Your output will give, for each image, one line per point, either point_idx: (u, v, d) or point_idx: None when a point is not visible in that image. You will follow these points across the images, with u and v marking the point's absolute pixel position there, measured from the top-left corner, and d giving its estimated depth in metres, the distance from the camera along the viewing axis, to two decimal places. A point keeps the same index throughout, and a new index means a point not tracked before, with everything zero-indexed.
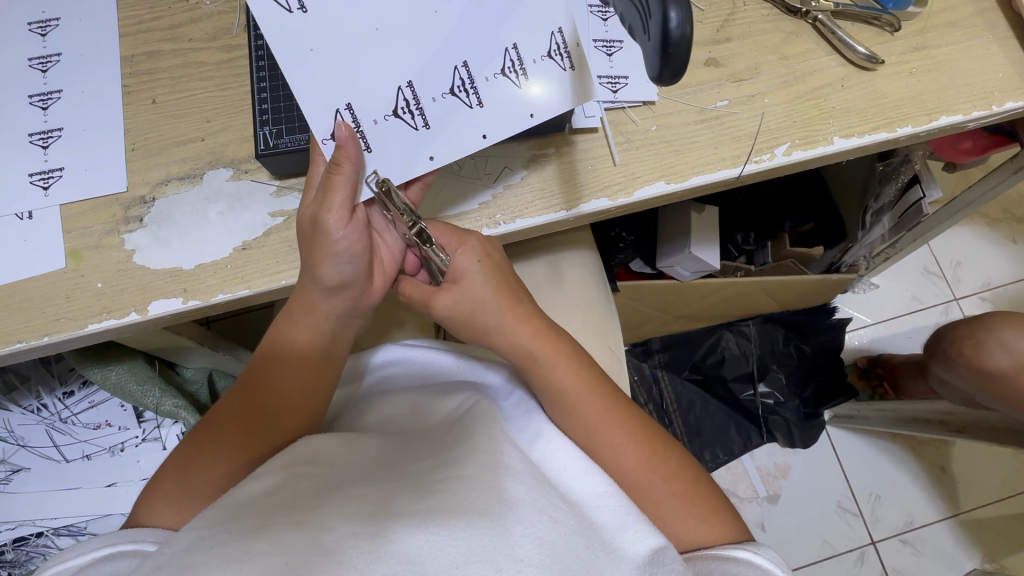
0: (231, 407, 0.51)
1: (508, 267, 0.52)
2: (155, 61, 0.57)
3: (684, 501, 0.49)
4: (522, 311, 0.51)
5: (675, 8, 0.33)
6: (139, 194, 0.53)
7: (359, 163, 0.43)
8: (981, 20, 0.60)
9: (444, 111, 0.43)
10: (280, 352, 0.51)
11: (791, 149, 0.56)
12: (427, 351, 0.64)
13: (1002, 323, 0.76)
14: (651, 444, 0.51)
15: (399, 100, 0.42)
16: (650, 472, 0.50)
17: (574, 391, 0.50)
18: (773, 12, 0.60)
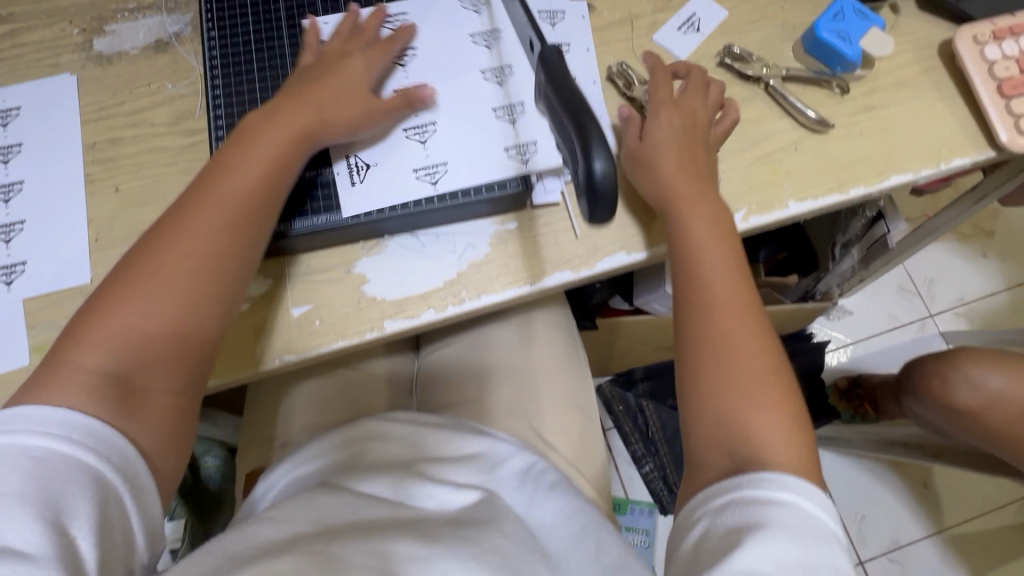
0: (128, 278, 0.46)
1: (699, 154, 0.55)
2: (117, 148, 0.57)
3: (772, 403, 0.48)
4: (705, 205, 0.53)
5: (598, 158, 0.35)
6: (104, 284, 0.53)
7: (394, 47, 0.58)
8: (926, 79, 0.62)
9: (377, 184, 0.55)
10: (204, 182, 0.50)
11: (748, 215, 0.58)
12: (408, 423, 0.62)
13: (968, 360, 0.78)
14: (750, 318, 0.51)
15: (349, 164, 0.55)
16: (741, 381, 0.48)
17: (721, 281, 0.51)
18: (726, 77, 0.62)
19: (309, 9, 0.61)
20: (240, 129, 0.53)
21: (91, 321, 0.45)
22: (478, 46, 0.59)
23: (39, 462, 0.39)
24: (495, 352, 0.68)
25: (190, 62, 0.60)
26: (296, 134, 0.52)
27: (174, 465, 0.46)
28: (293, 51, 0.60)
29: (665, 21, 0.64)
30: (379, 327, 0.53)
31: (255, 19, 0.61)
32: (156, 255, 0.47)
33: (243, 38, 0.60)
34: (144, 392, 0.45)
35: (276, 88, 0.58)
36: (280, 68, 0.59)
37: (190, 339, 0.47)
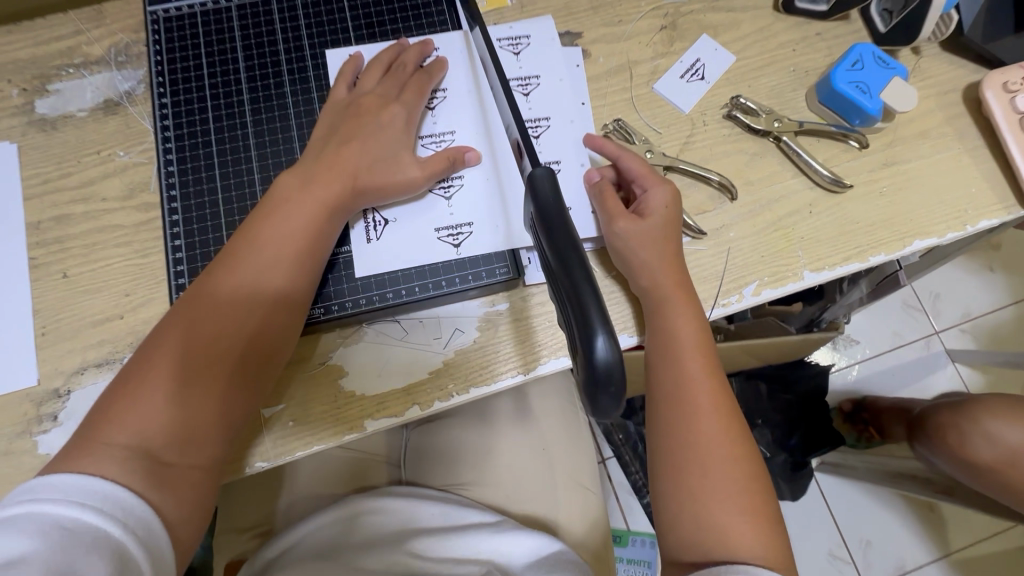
0: (164, 347, 0.42)
1: (672, 229, 0.49)
2: (65, 227, 0.52)
3: (749, 509, 0.44)
4: (682, 289, 0.48)
5: (601, 339, 0.29)
6: (53, 385, 0.48)
7: (428, 88, 0.53)
8: (951, 128, 0.57)
9: (389, 247, 0.51)
10: (242, 245, 0.45)
11: (760, 288, 0.53)
12: (405, 496, 0.61)
13: (987, 412, 0.74)
14: (727, 415, 0.46)
15: (368, 222, 0.51)
16: (718, 484, 0.44)
17: (695, 376, 0.47)
18: (734, 131, 0.56)
19: (273, 66, 0.55)
20: (273, 191, 0.48)
21: (127, 393, 0.41)
22: (462, 108, 0.54)
23: (70, 534, 0.35)
24: (491, 428, 0.67)
25: (143, 125, 0.55)
26: (342, 197, 0.48)
27: (195, 535, 0.42)
28: (255, 115, 0.54)
29: (667, 68, 0.58)
30: (359, 428, 0.48)
31: (213, 82, 0.55)
32: (193, 325, 0.43)
33: (199, 103, 0.54)
34: (183, 472, 0.41)
35: (236, 160, 0.53)
36: (241, 136, 0.54)
37: (201, 435, 0.42)
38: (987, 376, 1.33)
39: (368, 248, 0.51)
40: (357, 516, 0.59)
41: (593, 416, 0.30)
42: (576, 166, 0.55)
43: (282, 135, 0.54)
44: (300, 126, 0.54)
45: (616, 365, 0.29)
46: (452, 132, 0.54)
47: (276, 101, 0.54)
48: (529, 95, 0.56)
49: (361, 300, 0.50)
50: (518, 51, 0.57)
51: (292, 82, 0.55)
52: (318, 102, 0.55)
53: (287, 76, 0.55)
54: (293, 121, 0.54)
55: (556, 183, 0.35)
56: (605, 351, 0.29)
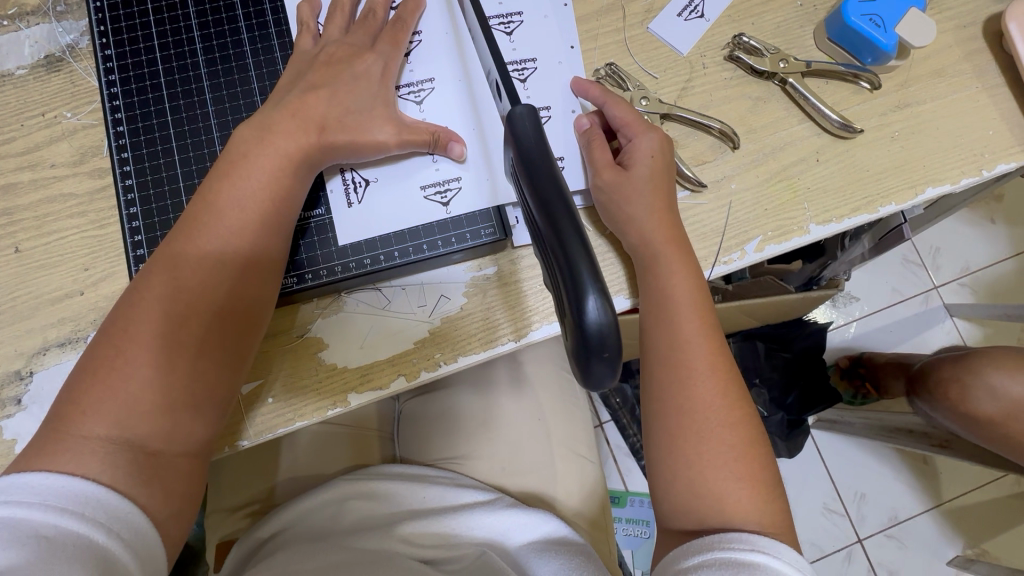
0: (128, 328, 0.39)
1: (668, 183, 0.46)
2: (12, 197, 0.48)
3: (745, 470, 0.42)
4: (680, 252, 0.45)
5: (591, 296, 0.26)
6: (13, 367, 0.45)
7: (399, 31, 0.48)
8: (969, 66, 0.53)
9: (369, 210, 0.47)
10: (203, 214, 0.42)
11: (763, 244, 0.50)
12: (395, 479, 0.59)
13: (990, 364, 0.73)
14: (725, 381, 0.44)
15: (345, 181, 0.47)
16: (714, 449, 0.42)
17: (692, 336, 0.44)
18: (736, 74, 0.52)
19: (227, 10, 0.50)
20: (230, 152, 0.44)
21: (94, 380, 0.38)
22: (440, 53, 0.50)
23: (49, 543, 0.33)
24: (484, 401, 0.65)
25: (90, 82, 0.50)
26: (312, 152, 0.44)
27: (183, 529, 0.40)
28: (210, 67, 0.49)
29: (663, 5, 0.53)
30: (342, 403, 0.46)
31: (161, 31, 0.50)
32: (157, 304, 0.40)
33: (147, 56, 0.49)
34: (169, 461, 0.39)
35: (193, 119, 0.48)
36: (196, 91, 0.49)
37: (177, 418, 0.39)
38: (984, 329, 1.32)
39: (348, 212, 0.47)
40: (349, 498, 0.57)
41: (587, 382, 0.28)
42: (565, 112, 0.50)
43: (242, 89, 0.49)
44: (260, 78, 0.49)
45: (610, 328, 0.26)
46: (431, 79, 0.49)
47: (233, 50, 0.49)
48: (511, 34, 0.51)
49: (338, 266, 0.46)
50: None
51: (249, 29, 0.50)
52: (279, 51, 0.50)
53: (243, 22, 0.50)
54: (253, 73, 0.49)
55: (539, 122, 0.31)
56: (598, 312, 0.26)
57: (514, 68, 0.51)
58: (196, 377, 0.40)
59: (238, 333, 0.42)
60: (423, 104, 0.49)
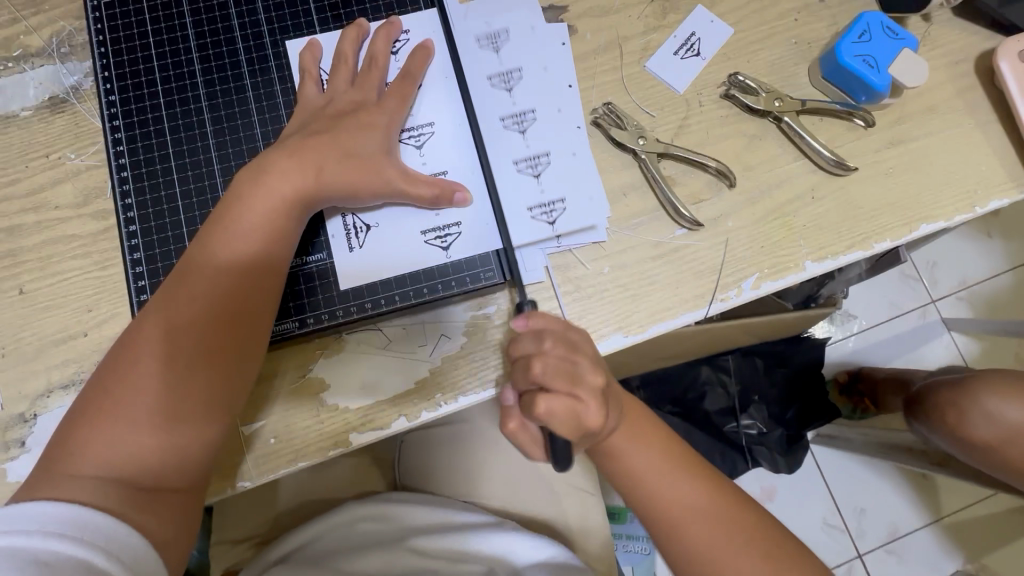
0: (124, 369, 0.40)
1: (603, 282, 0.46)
2: (16, 239, 0.48)
3: (761, 549, 0.44)
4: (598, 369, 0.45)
5: None
6: (17, 410, 0.46)
7: (404, 80, 0.49)
8: (962, 102, 0.54)
9: (369, 255, 0.48)
10: (199, 254, 0.43)
11: (759, 281, 0.50)
12: (399, 501, 0.60)
13: (986, 389, 0.73)
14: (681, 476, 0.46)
15: (346, 225, 0.48)
16: (711, 533, 0.44)
17: (654, 463, 0.46)
18: (732, 112, 0.53)
19: (229, 53, 0.51)
20: (229, 193, 0.44)
21: (92, 420, 0.39)
22: (440, 96, 0.50)
23: (49, 568, 0.34)
24: (484, 433, 0.64)
25: (94, 123, 0.50)
26: (307, 193, 0.44)
27: (183, 552, 0.41)
28: (213, 111, 0.50)
29: (659, 44, 0.54)
30: (344, 443, 0.46)
31: (164, 75, 0.51)
32: (152, 344, 0.40)
33: (150, 99, 0.50)
34: (166, 496, 0.40)
35: (195, 161, 0.49)
36: (198, 135, 0.49)
37: (170, 459, 0.40)
38: (982, 344, 1.33)
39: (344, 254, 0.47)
40: (354, 521, 0.58)
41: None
42: (565, 156, 0.51)
43: (244, 132, 0.50)
44: (262, 122, 0.50)
45: None
46: (431, 123, 0.50)
47: (235, 94, 0.50)
48: (511, 88, 0.51)
49: (340, 311, 0.47)
50: (497, 47, 0.52)
51: (251, 72, 0.50)
52: (281, 94, 0.50)
53: (245, 66, 0.51)
54: (254, 116, 0.50)
55: None
56: None
57: (513, 119, 0.51)
58: (189, 417, 0.40)
59: (231, 373, 0.42)
60: (424, 149, 0.49)
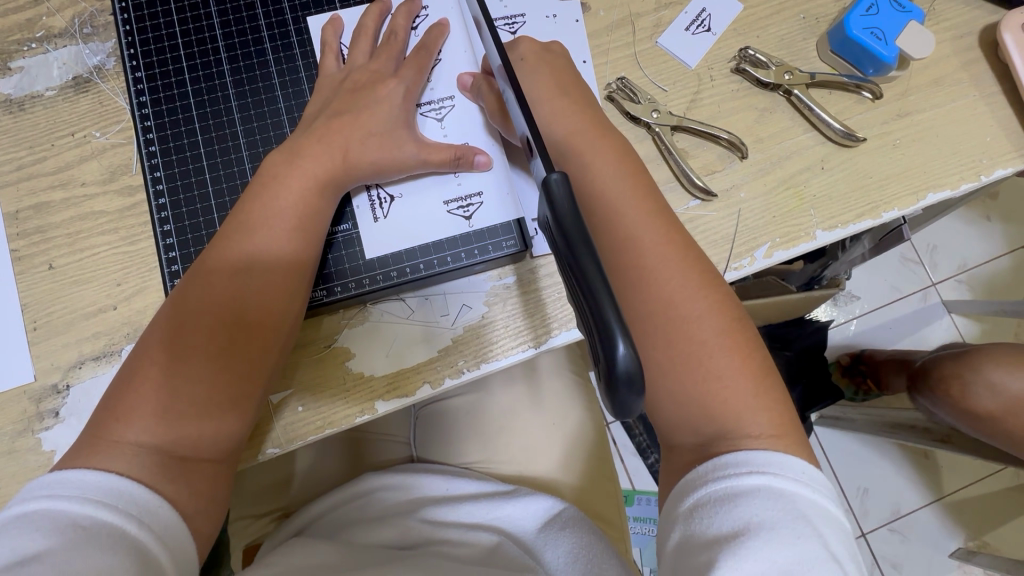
0: (162, 340, 0.41)
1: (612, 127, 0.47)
2: (45, 216, 0.49)
3: (750, 375, 0.41)
4: (611, 149, 0.46)
5: (620, 338, 0.25)
6: (50, 381, 0.47)
7: (424, 54, 0.50)
8: (966, 75, 0.55)
9: (395, 223, 0.49)
10: (232, 229, 0.44)
11: (771, 250, 0.51)
12: (417, 473, 0.61)
13: (989, 362, 0.75)
14: (700, 277, 0.43)
15: (371, 197, 0.49)
16: (716, 338, 0.41)
17: (658, 246, 0.43)
18: (743, 86, 0.54)
19: (252, 32, 0.52)
20: (261, 173, 0.46)
21: (131, 390, 0.40)
22: (459, 70, 0.51)
23: (85, 533, 0.34)
24: (501, 406, 0.66)
25: (118, 102, 0.51)
26: (337, 169, 0.46)
27: (212, 527, 0.41)
28: (238, 88, 0.51)
29: (671, 20, 0.55)
30: (370, 410, 0.48)
31: (189, 53, 0.51)
32: (189, 316, 0.41)
33: (176, 77, 0.51)
34: (197, 465, 0.40)
35: (221, 136, 0.50)
36: (224, 111, 0.50)
37: (204, 428, 0.40)
38: (982, 325, 1.35)
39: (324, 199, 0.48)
40: (374, 490, 0.60)
41: (616, 420, 0.27)
42: None
43: (268, 107, 0.51)
44: (285, 97, 0.51)
45: (636, 373, 0.25)
46: (451, 97, 0.51)
47: (259, 71, 0.51)
48: None
49: (365, 279, 0.48)
50: (514, 31, 0.54)
51: (274, 49, 0.51)
52: (304, 72, 0.51)
53: (268, 44, 0.52)
54: (278, 92, 0.51)
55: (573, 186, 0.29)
56: (627, 357, 0.25)
57: None
58: (222, 387, 0.41)
59: (264, 344, 0.43)
60: (444, 122, 0.50)
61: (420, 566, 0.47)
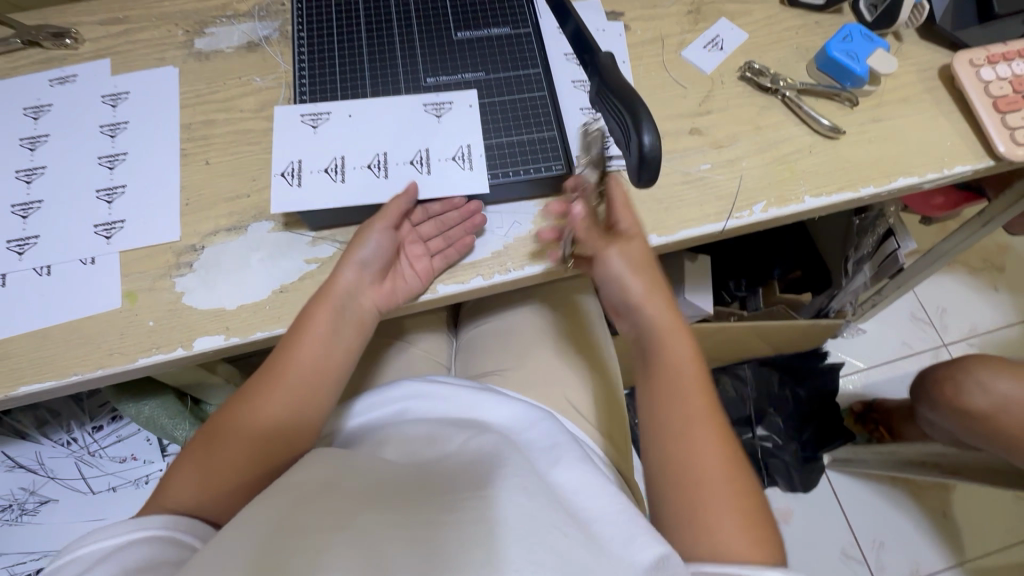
0: (212, 453, 0.51)
1: (650, 257, 0.58)
2: (209, 129, 0.65)
3: (740, 514, 0.47)
4: (655, 282, 0.57)
5: (647, 132, 0.43)
6: (190, 242, 0.60)
7: (512, 35, 0.66)
8: (929, 96, 0.69)
9: (404, 174, 0.60)
10: (291, 359, 0.54)
11: (767, 207, 0.63)
12: (442, 386, 0.64)
13: (980, 364, 0.81)
14: (723, 453, 0.49)
15: (416, 156, 0.60)
16: (711, 477, 0.48)
17: (688, 418, 0.51)
18: (747, 89, 0.69)
19: (386, 7, 0.68)
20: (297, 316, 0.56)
21: (193, 466, 0.50)
22: (537, 43, 0.66)
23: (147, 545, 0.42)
24: (527, 335, 0.74)
25: (277, 59, 0.69)
26: (318, 363, 0.54)
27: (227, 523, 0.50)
28: (369, 40, 0.66)
29: (692, 41, 0.72)
30: (432, 290, 0.59)
31: (337, 15, 0.68)
32: (226, 456, 0.50)
33: (324, 30, 0.67)
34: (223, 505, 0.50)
35: (352, 71, 0.65)
36: (357, 55, 0.66)
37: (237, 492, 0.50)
38: None
39: (335, 131, 0.61)
40: (410, 400, 0.64)
41: (642, 187, 0.46)
42: None
43: (388, 55, 0.66)
44: (402, 50, 0.66)
45: (656, 149, 0.43)
46: (451, 101, 0.62)
47: (386, 32, 0.67)
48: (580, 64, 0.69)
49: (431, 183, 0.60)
50: None
51: (399, 19, 0.68)
52: (418, 35, 0.67)
53: (396, 15, 0.68)
54: (398, 46, 0.66)
55: (616, 59, 0.47)
56: (650, 142, 0.43)
57: (579, 84, 0.67)
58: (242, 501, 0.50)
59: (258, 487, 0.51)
60: (442, 118, 0.62)
61: (430, 487, 0.47)
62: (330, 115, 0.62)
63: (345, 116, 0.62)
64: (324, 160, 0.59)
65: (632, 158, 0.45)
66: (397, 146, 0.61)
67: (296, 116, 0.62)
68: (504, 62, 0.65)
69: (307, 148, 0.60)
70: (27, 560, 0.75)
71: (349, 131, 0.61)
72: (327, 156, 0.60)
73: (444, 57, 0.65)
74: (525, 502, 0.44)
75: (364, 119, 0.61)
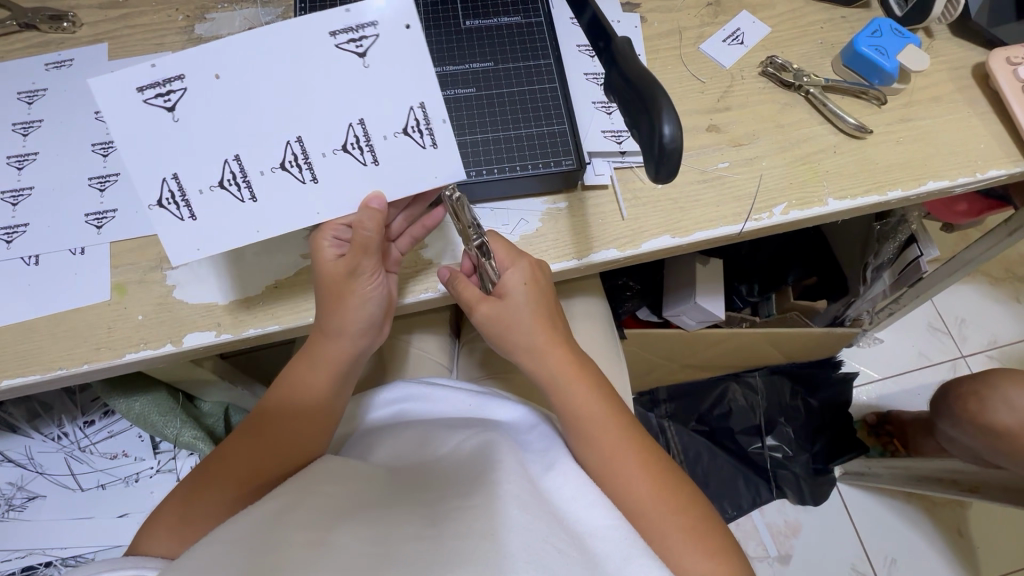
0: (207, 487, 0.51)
1: (552, 294, 0.55)
2: None
3: (691, 533, 0.48)
4: (554, 335, 0.54)
5: (667, 123, 0.40)
6: None
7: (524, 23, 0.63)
8: (962, 96, 0.66)
9: (343, 165, 0.48)
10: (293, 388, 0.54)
11: (788, 209, 0.60)
12: (429, 385, 0.62)
13: (1007, 380, 0.77)
14: (656, 475, 0.51)
15: (352, 137, 0.47)
16: (654, 504, 0.49)
17: (619, 455, 0.51)
18: (768, 85, 0.66)
19: None
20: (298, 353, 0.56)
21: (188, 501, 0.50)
22: (549, 33, 0.63)
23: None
24: None
25: None
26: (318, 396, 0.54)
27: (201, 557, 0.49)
28: None
29: (711, 34, 0.69)
30: (433, 288, 0.58)
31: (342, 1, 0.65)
32: (207, 509, 0.49)
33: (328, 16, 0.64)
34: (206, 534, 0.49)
35: None
36: None
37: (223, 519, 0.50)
38: None
39: (204, 119, 0.45)
40: (404, 401, 0.61)
41: (660, 183, 0.43)
42: None
43: None
44: None
45: (678, 142, 0.40)
46: (371, 25, 0.45)
47: None
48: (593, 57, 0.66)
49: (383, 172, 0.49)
50: None
51: None
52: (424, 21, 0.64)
53: None
54: None
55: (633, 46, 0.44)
56: (671, 134, 0.40)
57: (592, 77, 0.65)
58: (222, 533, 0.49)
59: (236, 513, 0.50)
60: (367, 57, 0.45)
61: (419, 498, 0.45)
62: (185, 83, 0.44)
63: (211, 81, 0.44)
64: (216, 170, 0.46)
65: (646, 152, 0.42)
66: (319, 125, 0.46)
67: (133, 93, 0.43)
68: (514, 51, 0.62)
69: (183, 154, 0.45)
70: (12, 557, 0.73)
71: (228, 112, 0.45)
72: (215, 164, 0.46)
73: (451, 44, 0.62)
74: (521, 516, 0.41)
75: (248, 90, 0.44)
